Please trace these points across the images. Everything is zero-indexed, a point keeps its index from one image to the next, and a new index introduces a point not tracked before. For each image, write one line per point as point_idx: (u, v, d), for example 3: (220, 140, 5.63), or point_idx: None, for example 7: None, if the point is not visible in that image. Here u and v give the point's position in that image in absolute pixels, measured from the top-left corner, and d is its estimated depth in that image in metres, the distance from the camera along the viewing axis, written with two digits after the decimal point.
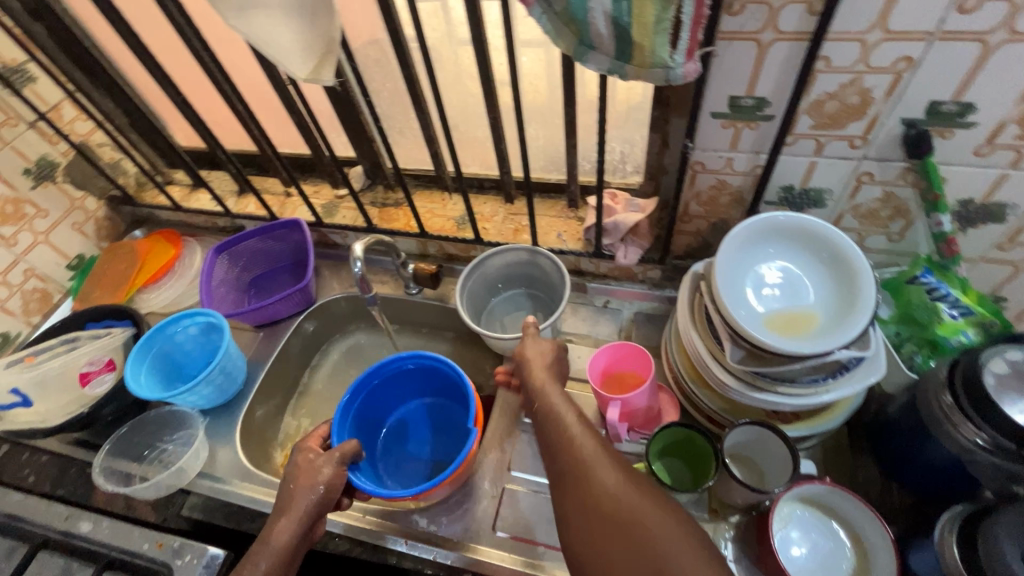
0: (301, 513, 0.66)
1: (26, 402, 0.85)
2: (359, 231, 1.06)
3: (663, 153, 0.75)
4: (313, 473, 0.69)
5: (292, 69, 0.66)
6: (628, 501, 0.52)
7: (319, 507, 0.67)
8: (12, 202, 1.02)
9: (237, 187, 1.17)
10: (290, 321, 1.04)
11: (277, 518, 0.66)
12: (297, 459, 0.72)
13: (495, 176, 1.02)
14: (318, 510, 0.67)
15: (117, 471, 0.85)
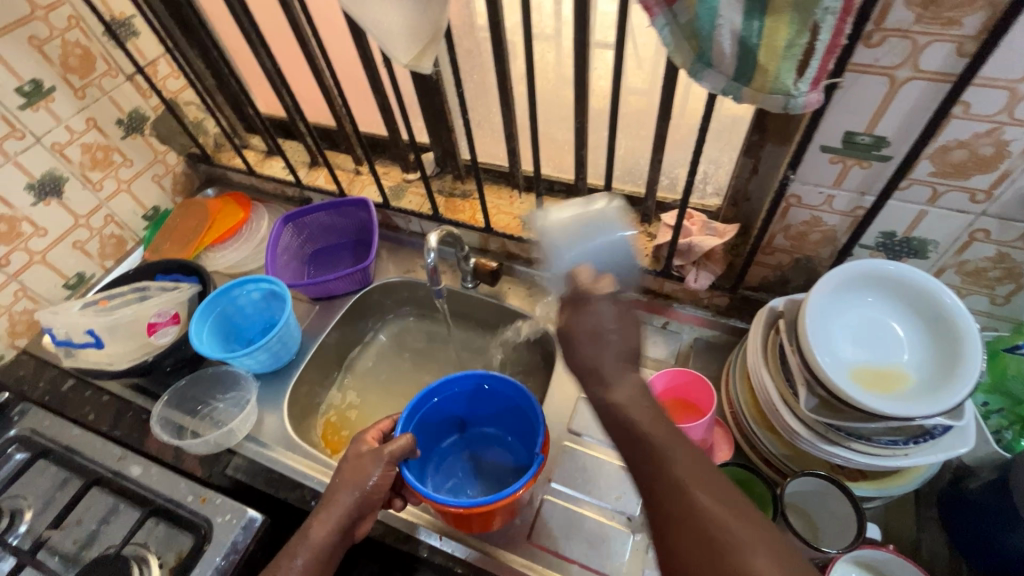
0: (337, 514, 0.68)
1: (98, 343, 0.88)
2: (424, 218, 1.06)
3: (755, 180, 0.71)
4: (361, 471, 0.70)
5: (394, 53, 0.66)
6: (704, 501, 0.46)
7: (359, 508, 0.69)
8: (103, 149, 1.06)
9: (310, 159, 1.19)
10: (346, 298, 1.05)
11: (319, 513, 0.68)
12: (351, 450, 0.73)
13: (568, 180, 1.00)
14: (357, 511, 0.69)
15: (172, 422, 0.88)
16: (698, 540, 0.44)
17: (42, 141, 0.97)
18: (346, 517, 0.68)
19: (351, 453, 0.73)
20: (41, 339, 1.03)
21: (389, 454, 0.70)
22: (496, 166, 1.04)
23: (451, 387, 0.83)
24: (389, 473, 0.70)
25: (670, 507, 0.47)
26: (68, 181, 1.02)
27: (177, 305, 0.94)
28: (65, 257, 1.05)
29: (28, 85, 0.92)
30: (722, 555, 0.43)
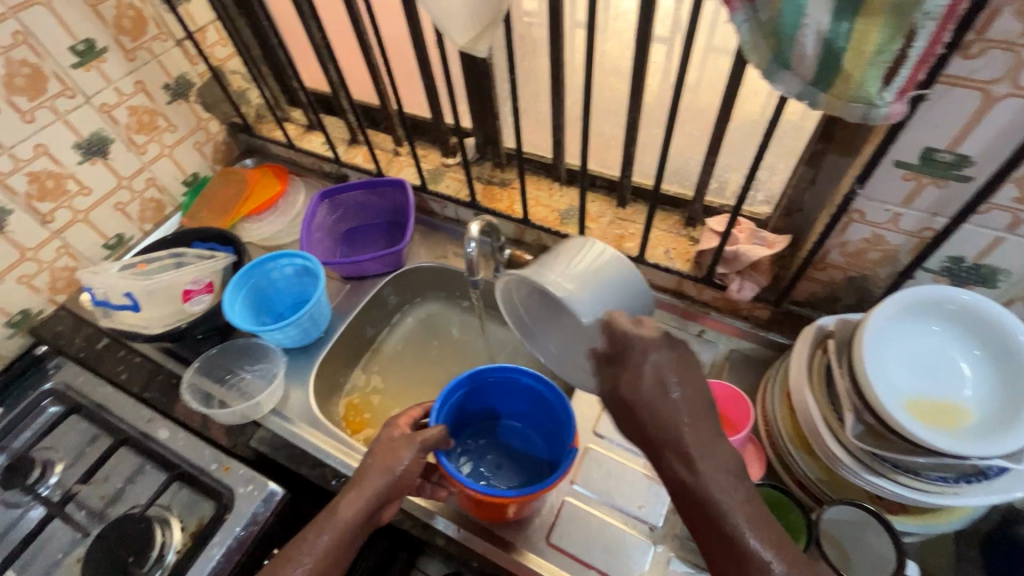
0: (369, 492, 0.66)
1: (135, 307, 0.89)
2: (461, 204, 1.05)
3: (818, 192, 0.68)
4: (394, 454, 0.69)
5: (450, 34, 0.63)
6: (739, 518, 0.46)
7: (388, 491, 0.67)
8: (149, 113, 1.07)
9: (350, 136, 1.18)
10: (376, 279, 1.05)
11: (349, 492, 0.66)
12: (383, 434, 0.72)
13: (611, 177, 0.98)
14: (386, 493, 0.67)
15: (200, 389, 0.89)
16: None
17: (91, 101, 0.97)
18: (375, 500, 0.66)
19: (382, 438, 0.71)
20: (79, 297, 1.05)
21: (424, 440, 0.70)
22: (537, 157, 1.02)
23: (511, 377, 0.82)
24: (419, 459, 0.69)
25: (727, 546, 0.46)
26: (114, 142, 1.03)
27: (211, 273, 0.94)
28: (107, 217, 1.07)
29: (82, 44, 0.93)
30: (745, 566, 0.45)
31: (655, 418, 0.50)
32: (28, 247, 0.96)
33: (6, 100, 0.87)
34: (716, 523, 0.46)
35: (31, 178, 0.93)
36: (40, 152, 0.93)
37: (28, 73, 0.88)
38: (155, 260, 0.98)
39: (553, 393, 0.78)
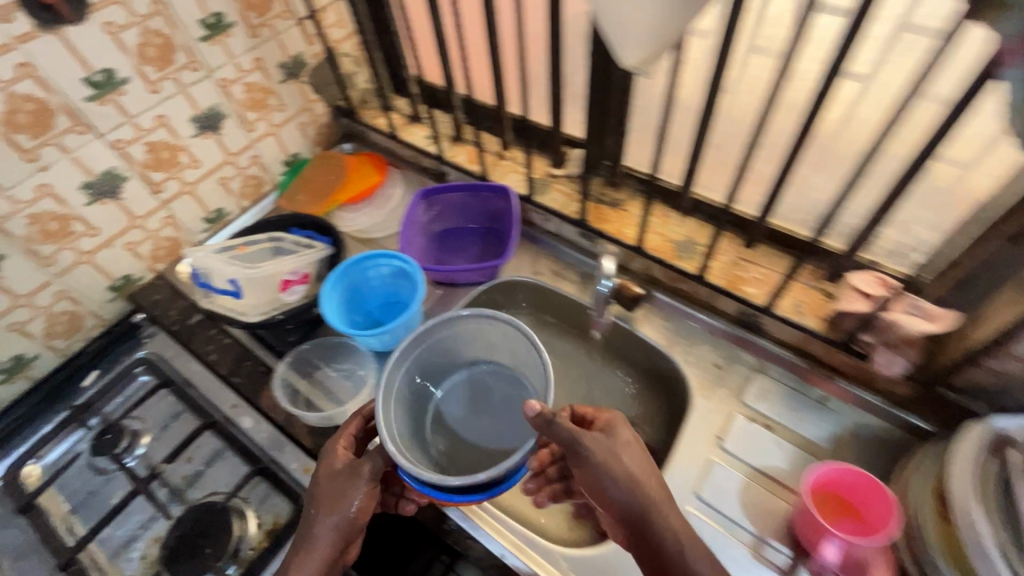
0: (320, 547, 0.65)
1: (236, 293, 0.88)
2: (567, 221, 0.98)
3: None
4: (343, 497, 0.66)
5: (621, 51, 0.56)
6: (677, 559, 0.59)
7: (343, 534, 0.66)
8: (263, 90, 1.05)
9: (454, 133, 1.14)
10: (468, 289, 1.00)
11: (302, 549, 0.65)
12: (325, 466, 0.69)
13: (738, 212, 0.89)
14: (344, 538, 0.66)
15: (289, 384, 0.87)
16: None
17: (212, 75, 0.96)
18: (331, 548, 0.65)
19: (324, 472, 0.69)
20: (177, 267, 1.06)
21: (366, 475, 0.67)
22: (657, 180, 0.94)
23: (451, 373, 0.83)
24: (370, 496, 0.68)
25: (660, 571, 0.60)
26: (227, 118, 1.02)
27: (308, 264, 0.92)
28: (211, 191, 1.07)
29: (212, 18, 0.91)
30: None
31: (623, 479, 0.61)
32: (137, 214, 0.97)
33: (137, 69, 0.86)
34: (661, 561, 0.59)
35: (149, 148, 0.93)
36: (160, 123, 0.93)
37: (160, 43, 0.87)
38: (256, 245, 0.97)
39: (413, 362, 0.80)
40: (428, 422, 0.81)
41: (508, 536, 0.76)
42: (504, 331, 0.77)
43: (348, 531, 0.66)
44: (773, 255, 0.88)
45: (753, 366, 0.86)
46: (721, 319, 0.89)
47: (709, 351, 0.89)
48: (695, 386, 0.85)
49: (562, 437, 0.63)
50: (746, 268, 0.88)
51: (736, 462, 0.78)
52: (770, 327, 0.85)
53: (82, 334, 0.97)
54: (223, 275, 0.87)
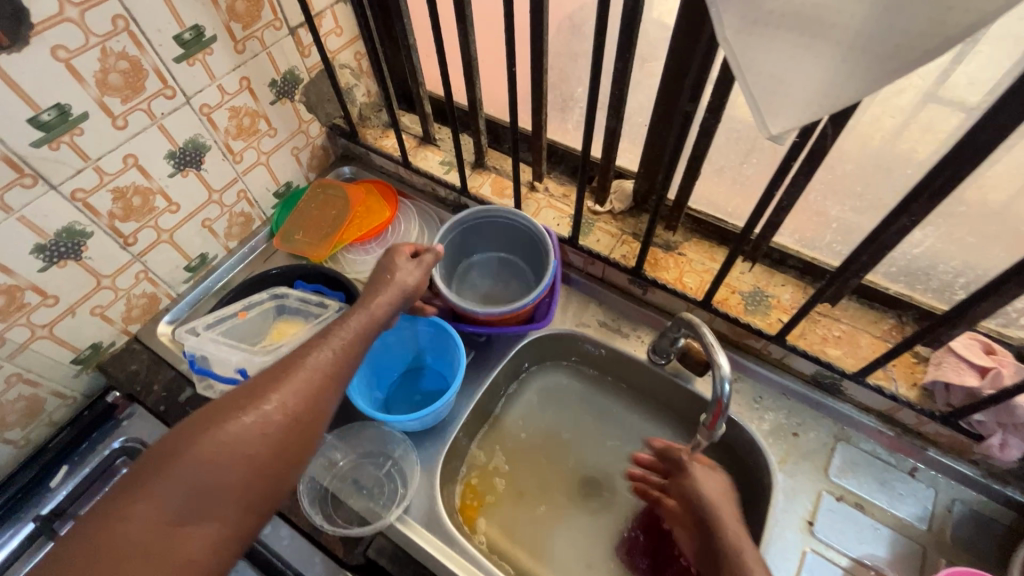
0: (383, 299, 0.67)
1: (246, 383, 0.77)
2: (618, 267, 0.87)
3: None
4: (402, 268, 0.71)
5: (769, 116, 0.44)
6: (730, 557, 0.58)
7: (402, 299, 0.69)
8: (251, 114, 0.88)
9: (476, 158, 0.99)
10: (506, 346, 0.88)
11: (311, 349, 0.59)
12: (383, 258, 0.73)
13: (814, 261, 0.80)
14: (400, 302, 0.69)
15: (315, 485, 0.74)
16: None
17: (191, 102, 0.79)
18: (336, 357, 0.60)
19: (374, 269, 0.72)
20: (155, 327, 0.89)
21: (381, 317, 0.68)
22: (720, 223, 0.84)
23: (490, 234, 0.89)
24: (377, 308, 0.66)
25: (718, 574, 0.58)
26: (210, 150, 0.85)
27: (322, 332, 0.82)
28: (192, 236, 0.89)
29: (189, 32, 0.73)
30: None
31: (710, 499, 0.64)
32: (105, 274, 0.80)
33: (97, 101, 0.68)
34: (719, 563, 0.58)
35: (116, 195, 0.76)
36: (129, 163, 0.75)
37: (125, 68, 0.69)
38: (256, 306, 0.84)
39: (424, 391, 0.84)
40: (454, 283, 0.91)
41: None
42: (515, 231, 0.88)
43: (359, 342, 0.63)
44: (853, 309, 0.80)
45: (834, 433, 0.78)
46: (796, 381, 0.81)
47: (786, 416, 0.80)
48: (776, 458, 0.76)
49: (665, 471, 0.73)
50: (825, 325, 0.79)
51: (832, 552, 0.70)
52: (854, 393, 0.77)
53: (42, 419, 0.81)
54: (232, 367, 0.77)
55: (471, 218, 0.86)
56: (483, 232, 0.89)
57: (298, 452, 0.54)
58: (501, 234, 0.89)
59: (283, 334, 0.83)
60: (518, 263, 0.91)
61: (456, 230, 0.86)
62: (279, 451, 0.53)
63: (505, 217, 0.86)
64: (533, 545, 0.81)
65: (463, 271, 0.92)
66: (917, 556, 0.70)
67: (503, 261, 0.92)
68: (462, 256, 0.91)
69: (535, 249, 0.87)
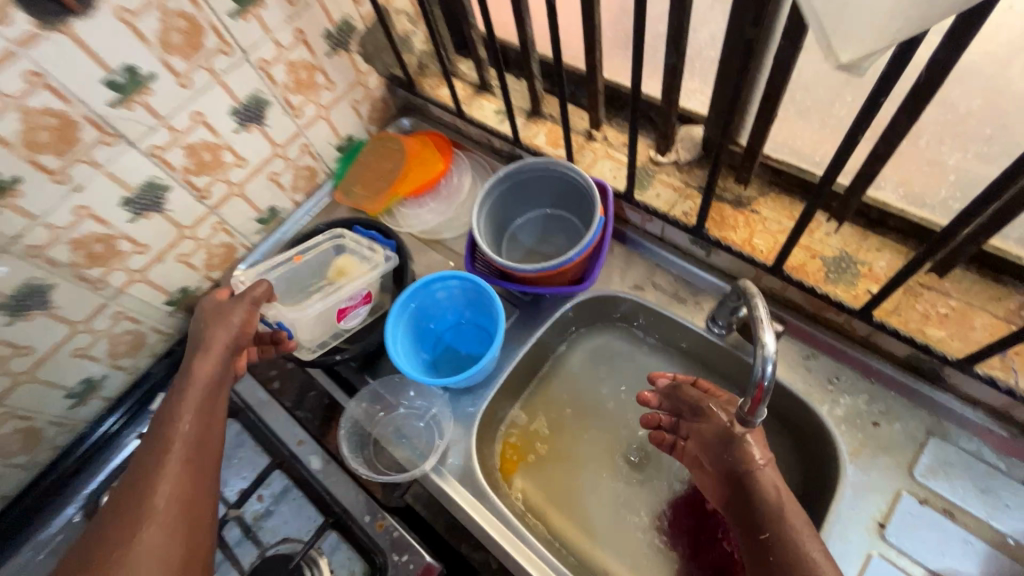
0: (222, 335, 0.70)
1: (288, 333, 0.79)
2: (678, 225, 0.78)
3: None
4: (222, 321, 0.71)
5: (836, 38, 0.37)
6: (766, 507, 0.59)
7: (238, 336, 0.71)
8: (308, 68, 0.89)
9: (532, 106, 0.93)
10: (553, 306, 0.85)
11: (179, 394, 0.65)
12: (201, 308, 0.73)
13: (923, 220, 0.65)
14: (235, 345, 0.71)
15: (357, 431, 0.78)
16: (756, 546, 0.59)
17: (249, 57, 0.81)
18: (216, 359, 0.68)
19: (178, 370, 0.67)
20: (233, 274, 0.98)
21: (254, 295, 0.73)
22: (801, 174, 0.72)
23: (533, 187, 0.84)
24: (253, 316, 0.73)
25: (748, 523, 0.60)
26: (270, 105, 0.87)
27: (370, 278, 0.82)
28: (261, 189, 0.95)
29: None
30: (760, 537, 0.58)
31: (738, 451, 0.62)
32: (185, 225, 0.87)
33: (162, 60, 0.72)
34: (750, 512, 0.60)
35: (188, 151, 0.81)
36: (197, 121, 0.80)
37: (185, 27, 0.72)
38: (312, 250, 0.88)
39: (466, 350, 0.83)
40: (504, 245, 0.88)
41: None
42: (563, 185, 0.82)
43: (212, 394, 0.66)
44: (970, 282, 0.65)
45: (928, 428, 0.66)
46: (885, 363, 0.69)
47: (866, 402, 0.69)
48: (849, 450, 0.67)
49: (687, 402, 0.71)
50: (927, 300, 0.66)
51: (906, 562, 0.61)
52: (960, 382, 0.65)
53: (146, 350, 0.92)
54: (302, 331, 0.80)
55: (516, 173, 0.82)
56: (529, 188, 0.85)
57: (208, 476, 0.61)
58: (549, 187, 0.84)
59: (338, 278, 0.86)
60: (569, 219, 0.86)
61: (497, 192, 0.83)
62: (205, 463, 0.62)
63: (551, 169, 0.81)
64: (570, 508, 0.79)
65: (511, 234, 0.89)
66: None
67: (552, 218, 0.87)
68: (509, 215, 0.87)
69: (584, 202, 0.81)
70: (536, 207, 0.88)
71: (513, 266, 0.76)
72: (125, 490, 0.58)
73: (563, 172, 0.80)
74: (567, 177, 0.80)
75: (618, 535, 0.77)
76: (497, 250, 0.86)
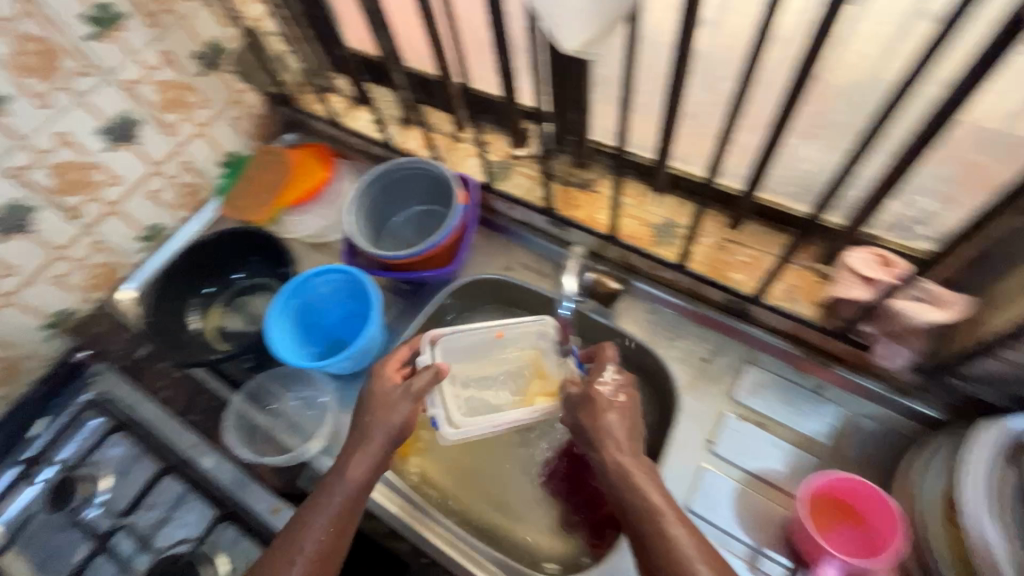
0: (377, 443, 0.65)
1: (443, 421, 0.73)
2: (533, 209, 0.88)
3: None
4: (389, 411, 0.66)
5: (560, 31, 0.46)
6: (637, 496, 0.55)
7: (396, 438, 0.66)
8: (179, 87, 0.93)
9: (403, 115, 1.01)
10: (434, 293, 0.92)
11: (327, 492, 0.62)
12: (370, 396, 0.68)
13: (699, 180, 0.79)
14: (391, 445, 0.66)
15: (246, 423, 0.82)
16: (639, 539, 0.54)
17: (114, 78, 0.84)
18: (371, 463, 0.64)
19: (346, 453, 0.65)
20: (117, 294, 0.98)
21: (416, 389, 0.67)
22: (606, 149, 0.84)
23: (405, 185, 0.91)
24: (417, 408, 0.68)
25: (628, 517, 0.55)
26: (142, 123, 0.90)
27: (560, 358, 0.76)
28: (140, 207, 0.96)
29: (97, 10, 0.78)
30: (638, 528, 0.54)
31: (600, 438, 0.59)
32: (57, 245, 0.87)
33: (16, 83, 0.74)
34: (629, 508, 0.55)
35: (54, 171, 0.82)
36: (61, 141, 0.81)
37: (38, 49, 0.74)
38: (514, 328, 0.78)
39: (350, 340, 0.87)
40: (384, 241, 0.95)
41: (469, 550, 0.73)
42: (432, 181, 0.90)
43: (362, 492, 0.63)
44: (762, 233, 0.79)
45: (744, 357, 0.79)
46: (708, 308, 0.82)
47: (696, 343, 0.81)
48: (683, 382, 0.78)
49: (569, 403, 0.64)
50: (731, 251, 0.79)
51: (728, 467, 0.73)
52: (760, 316, 0.78)
53: (22, 377, 0.90)
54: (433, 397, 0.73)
55: (387, 172, 0.89)
56: (401, 186, 0.92)
57: None
58: (420, 184, 0.92)
59: (467, 361, 0.79)
60: (440, 212, 0.94)
61: (369, 191, 0.90)
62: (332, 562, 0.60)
63: (418, 166, 0.89)
64: (461, 474, 0.86)
65: (391, 230, 0.96)
66: (812, 469, 0.71)
67: (427, 213, 0.95)
68: (387, 213, 0.94)
69: (451, 195, 0.89)
70: (411, 204, 0.95)
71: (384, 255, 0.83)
72: (263, 560, 0.59)
73: (429, 169, 0.88)
74: (434, 173, 0.88)
75: (503, 491, 0.84)
76: (377, 245, 0.93)
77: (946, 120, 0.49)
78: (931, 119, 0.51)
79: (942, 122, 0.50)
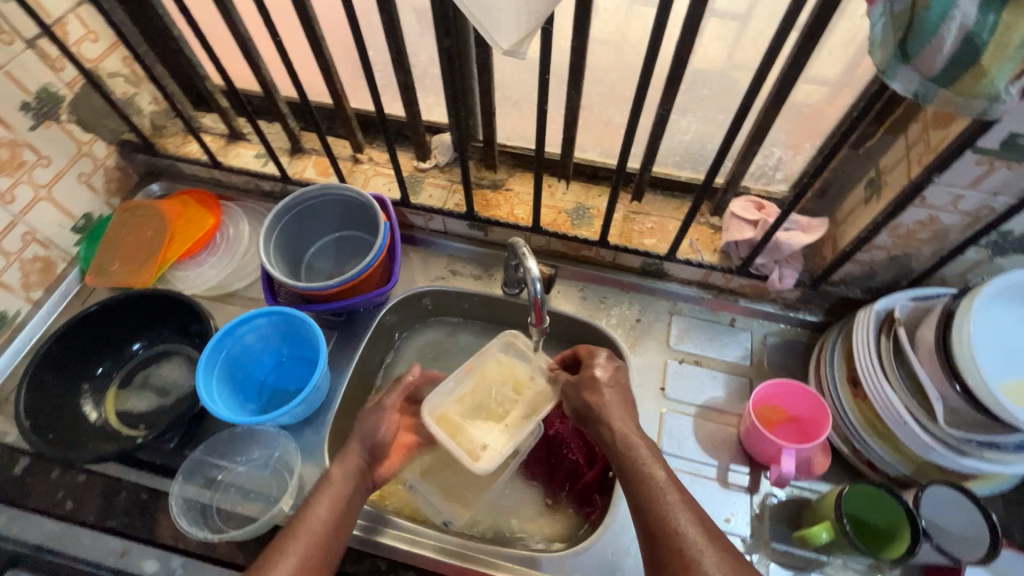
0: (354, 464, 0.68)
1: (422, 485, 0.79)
2: (454, 216, 0.90)
3: (898, 168, 0.65)
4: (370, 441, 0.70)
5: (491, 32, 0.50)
6: (628, 439, 0.64)
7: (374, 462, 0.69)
8: (8, 145, 0.78)
9: (292, 144, 0.96)
10: (369, 317, 0.89)
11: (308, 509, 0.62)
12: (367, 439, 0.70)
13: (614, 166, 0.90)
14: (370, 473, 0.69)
15: (192, 504, 0.71)
16: (634, 470, 0.61)
17: None
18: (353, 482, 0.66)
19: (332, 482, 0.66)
20: None
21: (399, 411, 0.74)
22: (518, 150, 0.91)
23: (318, 213, 0.87)
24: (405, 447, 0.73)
25: (626, 458, 0.62)
26: None
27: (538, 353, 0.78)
28: None
29: None
30: (635, 464, 0.61)
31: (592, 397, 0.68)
32: None
33: None
34: (626, 454, 0.63)
35: None
36: None
37: None
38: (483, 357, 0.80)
39: (292, 384, 0.81)
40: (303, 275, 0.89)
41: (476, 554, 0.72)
42: (346, 205, 0.87)
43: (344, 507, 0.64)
44: (660, 202, 0.90)
45: (669, 309, 0.90)
46: (630, 275, 0.91)
47: (627, 308, 0.90)
48: (626, 343, 0.87)
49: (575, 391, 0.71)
50: (639, 220, 0.89)
51: (682, 406, 0.82)
52: (674, 271, 0.89)
53: None
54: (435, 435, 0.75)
55: (296, 203, 0.84)
56: (313, 215, 0.87)
57: None
58: (331, 210, 0.88)
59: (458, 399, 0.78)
60: (357, 235, 0.91)
61: (279, 226, 0.84)
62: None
63: (329, 192, 0.85)
64: None
65: (307, 263, 0.91)
66: (746, 388, 0.83)
67: (343, 240, 0.91)
68: (301, 245, 0.89)
69: (368, 215, 0.87)
70: (324, 230, 0.90)
71: (317, 287, 0.78)
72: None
73: (341, 192, 0.85)
74: (347, 196, 0.85)
75: None
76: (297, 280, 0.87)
77: (791, 82, 0.63)
78: (778, 83, 0.64)
79: (788, 83, 0.63)
